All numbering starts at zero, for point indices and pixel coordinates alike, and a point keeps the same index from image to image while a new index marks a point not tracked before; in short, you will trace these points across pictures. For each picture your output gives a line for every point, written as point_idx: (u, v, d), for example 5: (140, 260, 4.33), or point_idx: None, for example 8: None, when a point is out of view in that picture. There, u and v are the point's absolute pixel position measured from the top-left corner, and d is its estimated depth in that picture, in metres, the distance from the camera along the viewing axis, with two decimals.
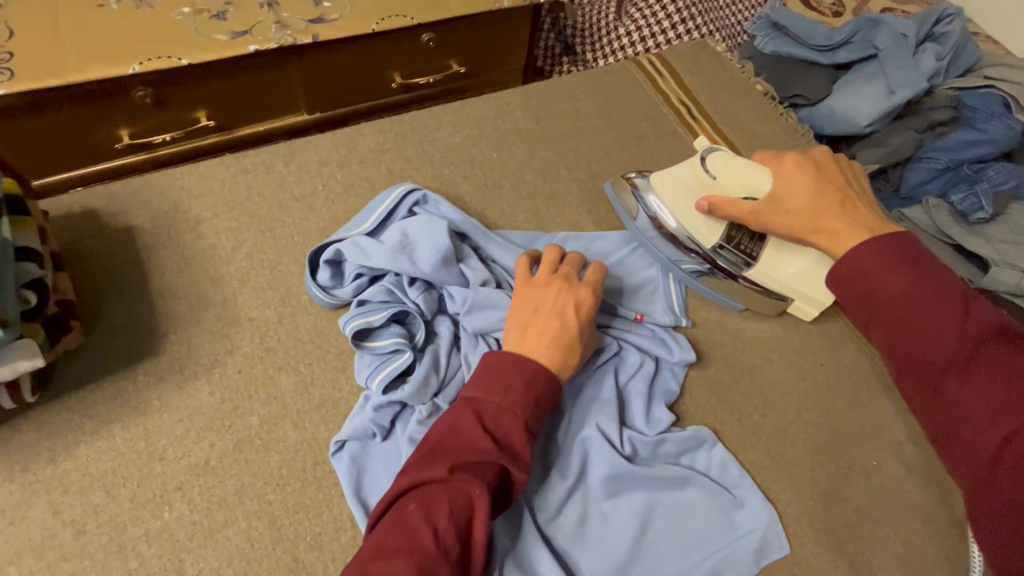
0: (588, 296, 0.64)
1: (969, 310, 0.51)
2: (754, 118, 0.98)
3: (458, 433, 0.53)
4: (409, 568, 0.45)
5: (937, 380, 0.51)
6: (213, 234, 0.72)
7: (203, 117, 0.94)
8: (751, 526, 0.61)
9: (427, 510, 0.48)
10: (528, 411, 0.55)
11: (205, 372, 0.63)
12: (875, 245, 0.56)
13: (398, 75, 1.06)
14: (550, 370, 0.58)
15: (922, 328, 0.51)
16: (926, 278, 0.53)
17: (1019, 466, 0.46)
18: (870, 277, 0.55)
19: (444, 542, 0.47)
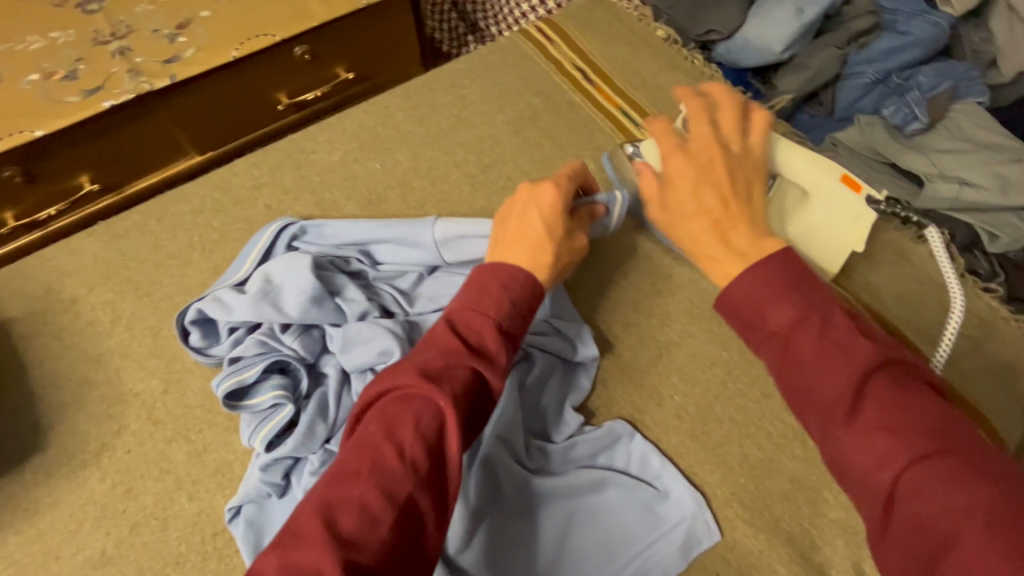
0: (553, 194, 0.59)
1: (849, 338, 0.43)
2: (657, 67, 0.91)
3: (429, 344, 0.49)
4: (370, 485, 0.40)
5: (828, 418, 0.42)
6: (90, 310, 0.70)
7: (87, 182, 0.91)
8: (677, 517, 0.58)
9: (390, 425, 0.43)
10: (502, 313, 0.51)
11: (94, 458, 0.61)
12: (753, 268, 0.47)
13: (283, 95, 1.01)
14: (529, 272, 0.54)
15: (807, 366, 0.43)
16: (773, 305, 0.45)
17: (913, 510, 0.37)
18: (745, 301, 0.46)
19: (411, 458, 0.42)
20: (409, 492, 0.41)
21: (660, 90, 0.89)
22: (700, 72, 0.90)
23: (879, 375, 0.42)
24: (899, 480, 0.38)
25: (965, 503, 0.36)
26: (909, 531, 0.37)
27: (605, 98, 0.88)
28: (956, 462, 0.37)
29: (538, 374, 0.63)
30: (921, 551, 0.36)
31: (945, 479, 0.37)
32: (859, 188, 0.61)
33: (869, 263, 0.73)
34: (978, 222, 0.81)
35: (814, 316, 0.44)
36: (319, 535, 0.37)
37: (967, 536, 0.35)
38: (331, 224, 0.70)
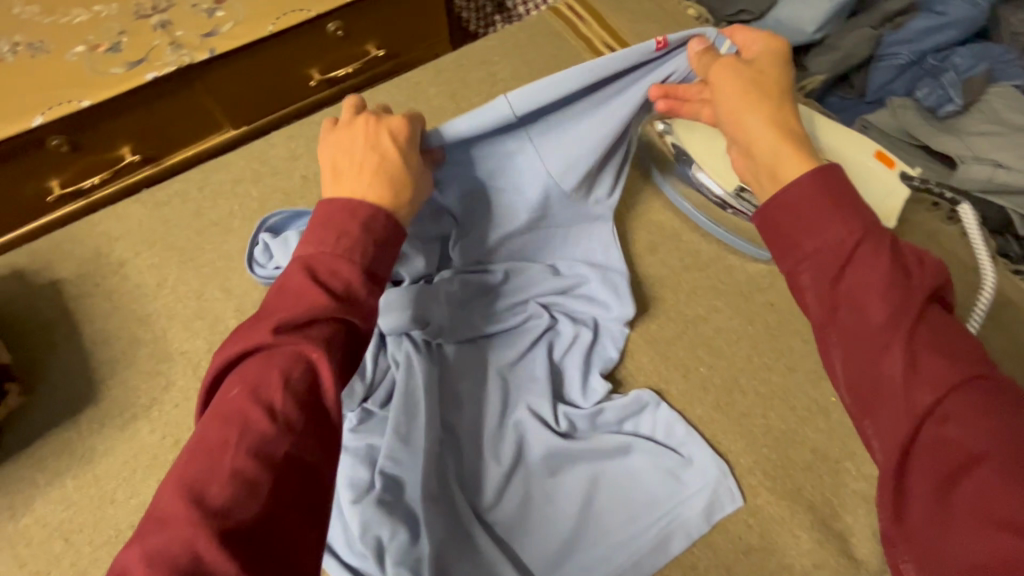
0: (401, 121, 0.55)
1: (906, 262, 0.40)
2: None
3: (286, 292, 0.45)
4: (240, 452, 0.37)
5: (870, 342, 0.39)
6: (137, 273, 0.73)
7: (128, 153, 0.94)
8: (701, 483, 0.59)
9: (253, 388, 0.40)
10: (367, 256, 0.47)
11: (144, 412, 0.64)
12: (814, 183, 0.43)
13: (316, 70, 1.03)
14: (382, 206, 0.50)
15: (859, 284, 0.40)
16: (826, 223, 0.42)
17: (951, 427, 0.36)
18: (797, 217, 0.43)
19: (284, 417, 0.39)
20: (287, 451, 0.39)
21: None
22: None
23: (926, 303, 0.40)
24: (942, 402, 0.37)
25: (1005, 425, 0.35)
26: (938, 447, 0.36)
27: None
28: (993, 390, 0.36)
29: (565, 344, 0.66)
30: (949, 464, 0.35)
31: (982, 406, 0.36)
32: (892, 163, 0.62)
33: None
34: (1009, 205, 0.80)
35: (876, 237, 0.41)
36: (183, 515, 0.34)
37: (992, 459, 0.34)
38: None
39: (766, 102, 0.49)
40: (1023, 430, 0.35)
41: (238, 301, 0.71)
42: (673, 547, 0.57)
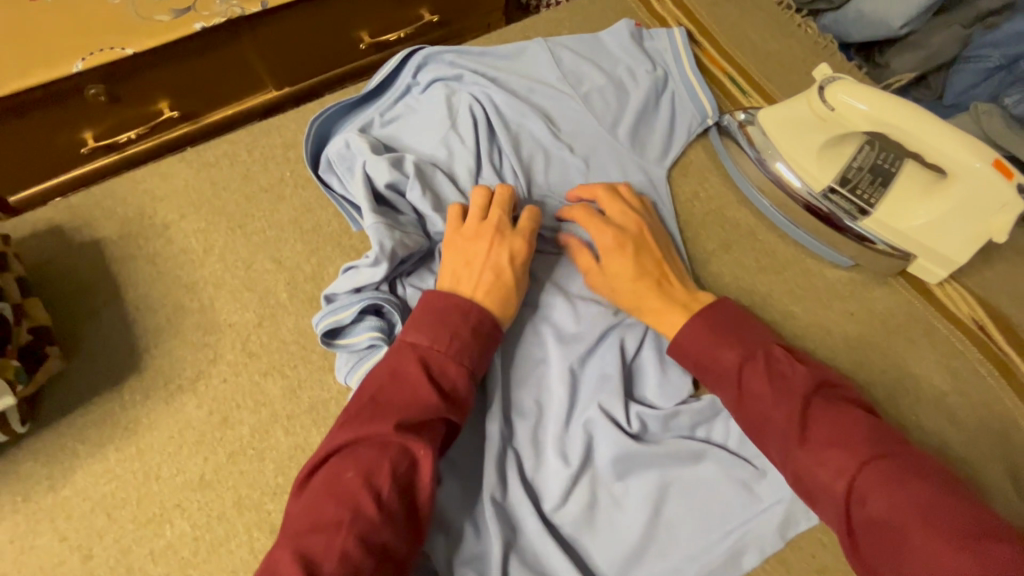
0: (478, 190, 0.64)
1: (789, 367, 0.54)
2: (768, 34, 0.85)
3: (402, 381, 0.51)
4: (350, 536, 0.43)
5: (782, 439, 0.51)
6: (183, 237, 0.69)
7: (166, 108, 0.89)
8: (777, 498, 0.57)
9: (368, 473, 0.46)
10: (473, 358, 0.55)
11: (191, 386, 0.61)
12: (700, 318, 0.58)
13: (366, 34, 0.98)
14: (493, 317, 0.58)
15: (765, 395, 0.53)
16: (713, 348, 0.57)
17: (868, 497, 0.47)
18: (694, 347, 0.58)
19: (388, 505, 0.45)
20: (386, 542, 0.44)
21: (772, 59, 0.83)
22: (815, 42, 0.85)
23: (810, 395, 0.52)
24: (855, 483, 0.48)
25: (906, 495, 0.45)
26: (870, 528, 0.46)
27: (710, 60, 0.83)
28: (893, 464, 0.47)
29: (637, 342, 0.62)
30: (883, 534, 0.45)
31: (887, 480, 0.47)
32: (1010, 174, 0.57)
33: (986, 257, 0.69)
34: None
35: (755, 352, 0.56)
36: None
37: (914, 528, 0.44)
38: (378, 105, 0.76)
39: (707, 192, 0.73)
40: (922, 495, 0.45)
41: (290, 274, 0.67)
42: (745, 561, 0.55)
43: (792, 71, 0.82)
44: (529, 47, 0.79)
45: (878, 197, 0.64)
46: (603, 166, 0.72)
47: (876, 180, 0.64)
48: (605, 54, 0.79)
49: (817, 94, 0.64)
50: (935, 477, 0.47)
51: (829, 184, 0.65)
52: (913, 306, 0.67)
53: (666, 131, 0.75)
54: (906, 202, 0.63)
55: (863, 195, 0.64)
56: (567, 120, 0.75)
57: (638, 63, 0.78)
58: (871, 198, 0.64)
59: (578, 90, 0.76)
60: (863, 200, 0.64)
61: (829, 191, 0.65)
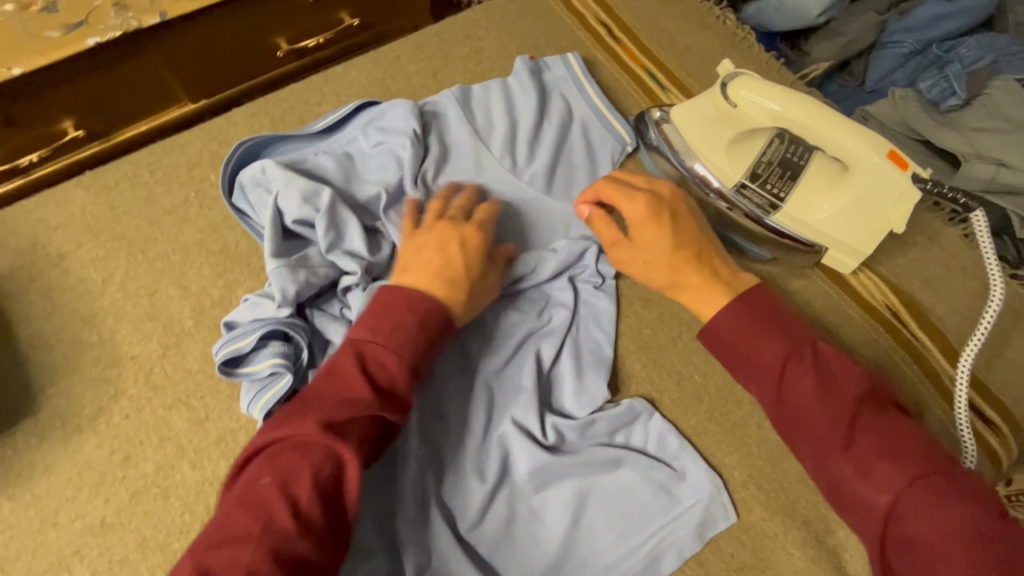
0: (474, 231, 0.61)
1: (839, 370, 0.51)
2: (686, 27, 0.84)
3: (335, 377, 0.49)
4: (259, 548, 0.41)
5: (824, 443, 0.48)
6: (80, 267, 0.65)
7: (71, 127, 0.85)
8: (694, 498, 0.57)
9: (285, 480, 0.43)
10: (415, 352, 0.52)
11: (90, 424, 0.58)
12: (741, 306, 0.54)
13: (283, 40, 0.94)
14: (442, 308, 0.55)
15: (808, 396, 0.49)
16: (754, 341, 0.52)
17: (914, 516, 0.43)
18: (735, 335, 0.53)
19: (304, 515, 0.43)
20: (299, 553, 0.42)
21: (691, 52, 0.83)
22: (732, 34, 0.84)
23: (861, 401, 0.49)
24: (897, 497, 0.45)
25: (955, 519, 0.42)
26: (905, 547, 0.43)
27: (628, 57, 0.82)
28: (944, 482, 0.44)
29: (555, 350, 0.62)
30: (919, 555, 0.42)
31: (931, 499, 0.43)
32: (905, 166, 0.58)
33: (898, 243, 0.70)
34: (1010, 207, 0.78)
35: (801, 349, 0.51)
36: None
37: (959, 552, 0.41)
38: (307, 142, 0.71)
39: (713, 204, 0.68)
40: (973, 520, 0.42)
41: (196, 299, 0.64)
42: (663, 564, 0.55)
43: (711, 64, 0.82)
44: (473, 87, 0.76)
45: (788, 190, 0.64)
46: (530, 204, 0.69)
47: (785, 173, 0.64)
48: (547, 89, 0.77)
49: (720, 92, 0.63)
50: (989, 503, 0.44)
51: (740, 181, 0.65)
52: (830, 297, 0.68)
53: (597, 168, 0.73)
54: (812, 196, 0.63)
55: (773, 189, 0.64)
56: (500, 154, 0.71)
57: (578, 101, 0.76)
58: (781, 192, 0.64)
59: (516, 127, 0.73)
60: (773, 195, 0.64)
61: (740, 186, 0.65)
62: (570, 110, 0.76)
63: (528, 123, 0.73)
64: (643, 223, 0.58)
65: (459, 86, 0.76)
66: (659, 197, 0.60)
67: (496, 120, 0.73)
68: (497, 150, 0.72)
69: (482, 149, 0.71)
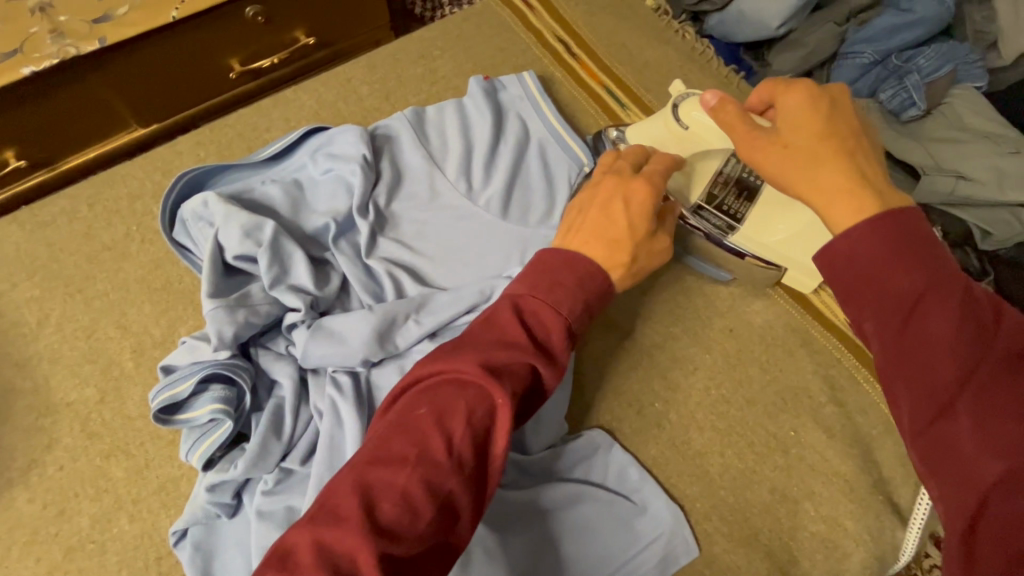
0: (647, 187, 0.55)
1: (996, 317, 0.35)
2: (645, 41, 0.83)
3: (490, 325, 0.45)
4: (414, 476, 0.37)
5: (939, 397, 0.34)
6: (14, 308, 0.62)
7: (12, 157, 0.82)
8: (655, 533, 0.56)
9: (441, 413, 0.39)
10: (571, 311, 0.47)
11: (22, 477, 0.55)
12: (885, 225, 0.36)
13: (236, 61, 0.92)
14: (606, 273, 0.50)
15: (936, 339, 0.34)
16: (893, 265, 0.35)
17: None
18: (864, 253, 0.36)
19: (458, 453, 0.38)
20: (451, 491, 0.37)
21: (650, 67, 0.82)
22: (691, 48, 0.83)
23: (1016, 358, 0.34)
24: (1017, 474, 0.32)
25: None
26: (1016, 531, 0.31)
27: (586, 73, 0.81)
28: None
29: None
30: None
31: None
32: None
33: None
34: (970, 218, 0.78)
35: (957, 287, 0.35)
36: (356, 521, 0.35)
37: None
38: (254, 170, 0.69)
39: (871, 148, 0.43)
40: None
41: (136, 340, 0.62)
42: None
43: (670, 80, 0.81)
44: (427, 109, 0.74)
45: (744, 211, 0.64)
46: (486, 230, 0.67)
47: (740, 194, 0.65)
48: (503, 108, 0.75)
49: (672, 113, 0.62)
50: None
51: (698, 201, 0.64)
52: (792, 316, 0.66)
53: (554, 188, 0.70)
54: (768, 216, 0.63)
55: (729, 210, 0.64)
56: (453, 178, 0.69)
57: (535, 119, 0.74)
58: (737, 213, 0.64)
59: (471, 149, 0.71)
60: (730, 215, 0.64)
61: (697, 208, 0.64)
62: (527, 131, 0.74)
63: (482, 145, 0.71)
64: (799, 109, 0.44)
65: (411, 108, 0.74)
66: (818, 85, 0.45)
67: (450, 141, 0.71)
68: (450, 173, 0.70)
69: (435, 173, 0.69)
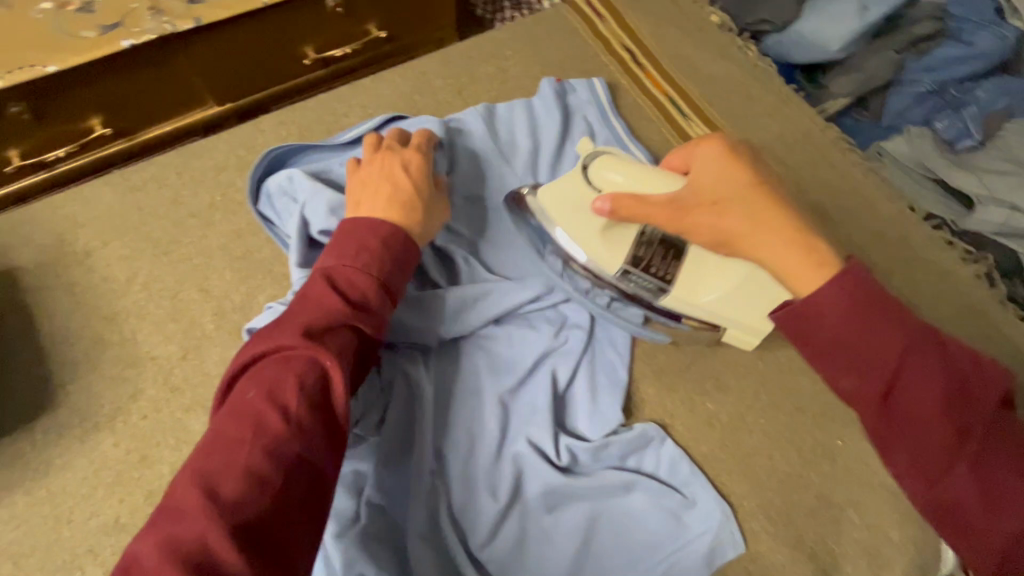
0: (416, 157, 0.65)
1: (966, 367, 0.42)
2: (710, 56, 0.86)
3: (306, 299, 0.51)
4: (254, 449, 0.42)
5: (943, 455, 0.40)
6: (105, 265, 0.66)
7: (98, 125, 0.86)
8: (704, 527, 0.58)
9: (272, 389, 0.45)
10: (383, 270, 0.55)
11: (108, 422, 0.59)
12: (849, 296, 0.42)
13: (311, 49, 0.96)
14: (402, 233, 0.58)
15: (919, 400, 0.41)
16: (866, 331, 0.42)
17: None
18: (829, 320, 0.43)
19: (296, 418, 0.45)
20: (298, 451, 0.44)
21: (713, 81, 0.84)
22: (754, 65, 0.86)
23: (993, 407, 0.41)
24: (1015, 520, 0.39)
25: None
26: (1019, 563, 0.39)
27: (652, 83, 0.84)
28: None
29: (569, 372, 0.63)
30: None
31: None
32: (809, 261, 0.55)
33: (910, 281, 0.72)
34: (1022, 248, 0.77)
35: (921, 348, 0.41)
36: (203, 504, 0.39)
37: None
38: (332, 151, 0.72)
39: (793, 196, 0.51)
40: None
41: (218, 303, 0.65)
42: None
43: (732, 95, 0.84)
44: (497, 106, 0.77)
45: (674, 271, 0.59)
46: None
47: (668, 253, 0.59)
48: (571, 109, 0.78)
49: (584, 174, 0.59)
50: None
51: (624, 266, 0.59)
52: None
53: None
54: (698, 280, 0.59)
55: (658, 272, 0.59)
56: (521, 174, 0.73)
57: (601, 123, 0.77)
58: (666, 275, 0.59)
59: (538, 147, 0.74)
60: (660, 278, 0.59)
61: (624, 272, 0.60)
62: (593, 133, 0.77)
63: (550, 145, 0.75)
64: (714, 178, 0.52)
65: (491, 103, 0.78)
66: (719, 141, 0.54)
67: (520, 138, 0.74)
68: (519, 169, 0.73)
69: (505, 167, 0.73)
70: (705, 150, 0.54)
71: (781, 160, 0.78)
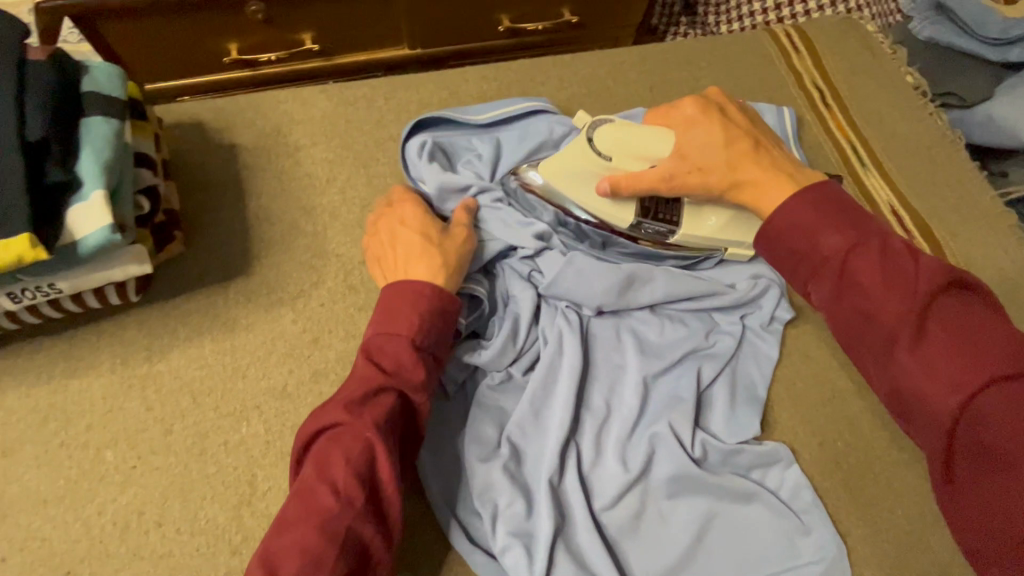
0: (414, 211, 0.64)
1: (914, 259, 0.48)
2: (898, 113, 0.86)
3: (352, 373, 0.53)
4: (308, 529, 0.45)
5: (886, 343, 0.48)
6: (310, 162, 0.72)
7: (309, 41, 0.93)
8: (816, 556, 0.58)
9: (323, 468, 0.48)
10: (416, 331, 0.55)
11: (290, 300, 0.64)
12: (802, 199, 0.53)
13: (507, 18, 1.01)
14: (438, 287, 0.57)
15: (868, 291, 0.48)
16: (830, 230, 0.51)
17: (978, 419, 0.43)
18: (793, 227, 0.52)
19: (346, 493, 0.47)
20: (349, 523, 0.46)
21: (896, 138, 0.84)
22: (942, 133, 0.85)
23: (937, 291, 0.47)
24: (974, 401, 0.43)
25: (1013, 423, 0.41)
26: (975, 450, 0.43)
27: (836, 126, 0.84)
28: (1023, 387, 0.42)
29: (712, 373, 0.64)
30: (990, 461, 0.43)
31: (1007, 402, 0.42)
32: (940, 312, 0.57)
33: None
34: None
35: (870, 244, 0.49)
36: None
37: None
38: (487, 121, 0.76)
39: (741, 145, 0.58)
40: None
41: None
42: None
43: (913, 156, 0.83)
44: None
45: (678, 214, 0.66)
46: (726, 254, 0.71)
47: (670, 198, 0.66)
48: None
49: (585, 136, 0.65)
50: None
51: (637, 216, 0.66)
52: None
53: None
54: (698, 210, 0.66)
55: (665, 216, 0.66)
56: None
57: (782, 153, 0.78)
58: (673, 217, 0.66)
59: None
60: (668, 220, 0.66)
61: (636, 223, 0.66)
62: None
63: None
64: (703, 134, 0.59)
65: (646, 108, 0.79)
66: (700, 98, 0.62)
67: None
68: None
69: None
70: (685, 108, 0.61)
71: (953, 232, 0.78)
